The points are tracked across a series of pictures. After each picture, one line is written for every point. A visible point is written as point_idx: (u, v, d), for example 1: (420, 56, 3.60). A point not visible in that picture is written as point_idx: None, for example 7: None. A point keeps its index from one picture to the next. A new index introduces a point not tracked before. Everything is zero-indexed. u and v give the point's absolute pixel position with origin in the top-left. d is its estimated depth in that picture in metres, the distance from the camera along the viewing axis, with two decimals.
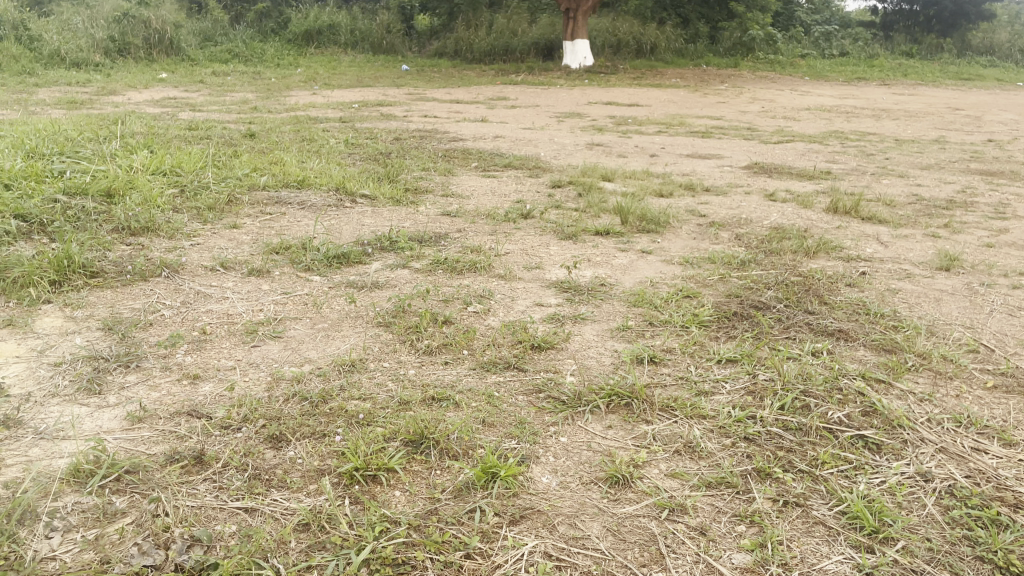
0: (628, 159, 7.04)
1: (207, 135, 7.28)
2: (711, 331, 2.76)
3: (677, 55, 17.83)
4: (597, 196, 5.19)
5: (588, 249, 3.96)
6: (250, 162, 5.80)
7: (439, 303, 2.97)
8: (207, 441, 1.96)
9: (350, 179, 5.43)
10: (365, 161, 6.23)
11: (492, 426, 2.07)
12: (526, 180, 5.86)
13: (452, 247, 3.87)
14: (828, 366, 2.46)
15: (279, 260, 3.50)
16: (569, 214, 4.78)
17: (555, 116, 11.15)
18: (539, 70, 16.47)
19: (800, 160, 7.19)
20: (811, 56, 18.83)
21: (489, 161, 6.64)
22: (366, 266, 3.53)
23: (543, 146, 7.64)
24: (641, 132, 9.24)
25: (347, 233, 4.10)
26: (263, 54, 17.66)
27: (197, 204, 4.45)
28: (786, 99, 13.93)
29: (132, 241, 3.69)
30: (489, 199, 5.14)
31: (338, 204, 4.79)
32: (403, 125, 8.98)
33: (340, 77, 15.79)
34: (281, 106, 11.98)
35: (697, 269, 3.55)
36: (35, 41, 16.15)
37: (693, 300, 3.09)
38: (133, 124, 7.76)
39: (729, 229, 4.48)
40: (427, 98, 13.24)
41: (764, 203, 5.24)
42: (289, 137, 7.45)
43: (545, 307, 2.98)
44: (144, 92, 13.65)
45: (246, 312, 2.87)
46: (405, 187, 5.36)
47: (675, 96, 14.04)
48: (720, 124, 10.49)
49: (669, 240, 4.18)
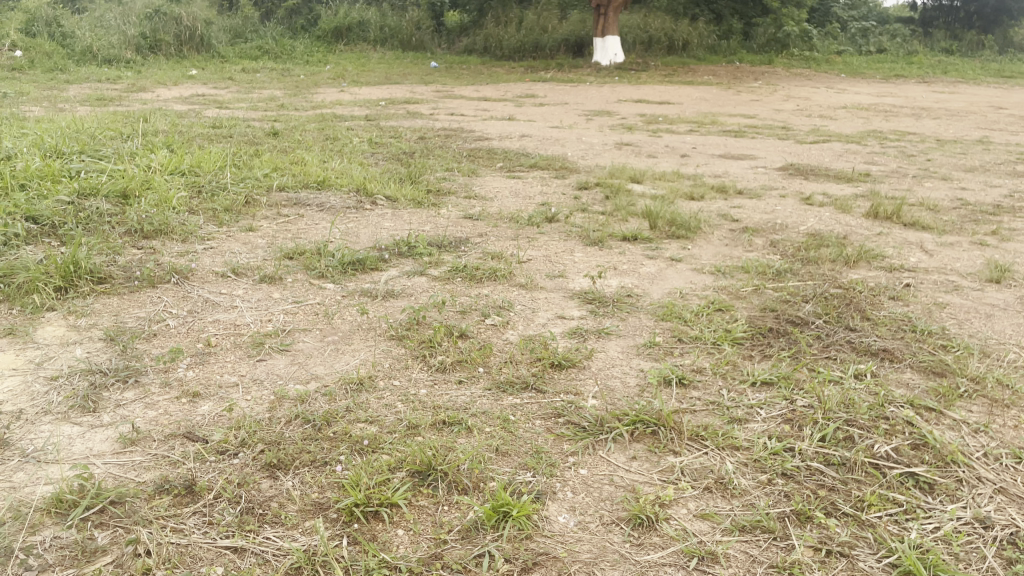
0: (657, 159, 6.85)
1: (231, 133, 7.22)
2: (745, 350, 2.58)
3: (709, 52, 17.52)
4: (624, 199, 5.02)
5: (614, 256, 3.79)
6: (271, 161, 5.70)
7: (456, 315, 2.82)
8: (200, 469, 1.83)
9: (372, 179, 5.31)
10: (388, 161, 6.11)
11: (506, 455, 1.92)
12: (552, 182, 5.70)
13: (472, 253, 3.73)
14: (872, 392, 2.27)
15: (292, 266, 3.37)
16: (595, 218, 4.61)
17: (584, 114, 10.96)
18: (569, 67, 16.28)
19: (837, 160, 6.94)
20: (848, 52, 18.40)
21: (515, 162, 6.49)
22: (382, 273, 3.40)
23: (571, 145, 7.48)
24: (672, 131, 9.03)
25: (365, 238, 3.97)
26: (292, 51, 17.67)
27: (213, 206, 4.36)
28: (821, 97, 13.59)
29: (145, 245, 3.59)
30: (513, 201, 4.99)
31: (358, 207, 4.67)
32: (429, 124, 8.86)
33: (368, 74, 15.73)
34: (308, 104, 11.95)
35: (729, 279, 3.37)
36: (68, 37, 16.29)
37: (725, 314, 2.91)
38: (159, 122, 7.73)
39: (763, 236, 4.29)
40: (454, 96, 13.12)
41: (800, 207, 5.02)
42: (313, 135, 7.36)
43: (567, 321, 2.82)
44: (174, 89, 13.72)
45: (254, 323, 2.75)
46: (428, 189, 5.23)
47: (707, 93, 13.77)
48: (753, 123, 10.23)
49: (699, 247, 4.00)
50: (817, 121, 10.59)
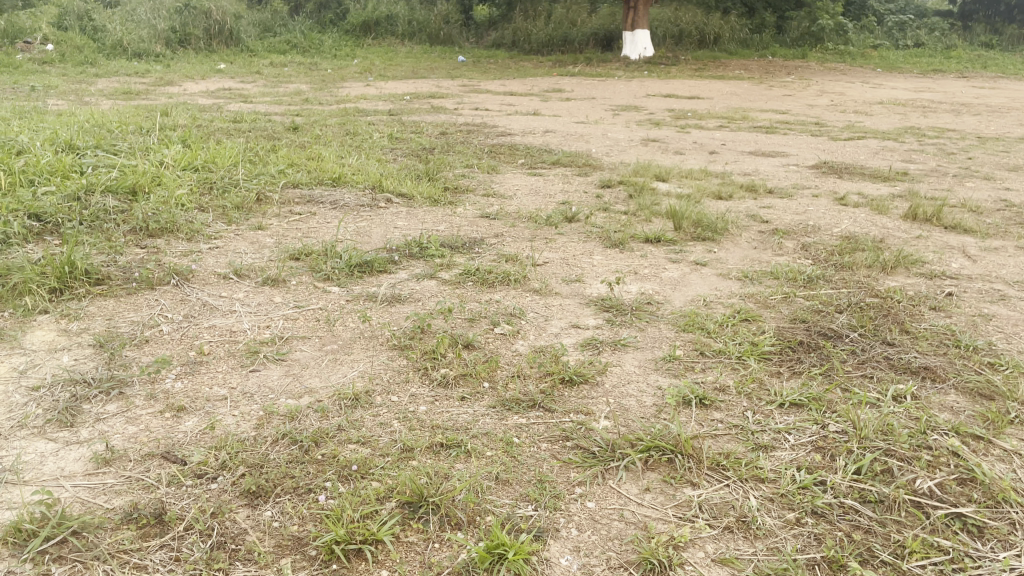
0: (685, 156, 6.63)
1: (250, 128, 7.13)
2: (772, 365, 2.39)
3: (741, 46, 17.17)
4: (649, 198, 4.83)
5: (635, 259, 3.61)
6: (287, 157, 5.59)
7: (464, 323, 2.66)
8: (174, 495, 1.70)
9: (389, 177, 5.18)
10: (407, 157, 5.98)
11: (507, 484, 1.75)
12: (575, 179, 5.52)
13: (487, 256, 3.57)
14: (913, 416, 2.07)
15: (298, 267, 3.24)
16: (618, 218, 4.43)
17: (612, 109, 10.74)
18: (597, 61, 16.04)
19: (873, 158, 6.68)
20: (884, 46, 17.95)
21: (537, 158, 6.31)
22: (391, 275, 3.25)
23: (596, 141, 7.28)
24: (701, 127, 8.79)
25: (376, 239, 3.83)
26: (320, 45, 17.62)
27: (223, 203, 4.24)
28: (857, 93, 13.23)
29: (148, 244, 3.48)
30: (532, 200, 4.83)
31: (372, 205, 4.54)
32: (452, 119, 8.72)
33: (395, 68, 15.64)
34: (333, 98, 11.87)
35: (757, 285, 3.17)
36: (98, 31, 16.37)
37: (752, 325, 2.71)
38: (180, 116, 7.68)
39: (794, 238, 4.08)
40: (480, 90, 12.96)
41: (833, 208, 4.80)
42: (333, 130, 7.25)
43: (581, 331, 2.65)
44: (201, 83, 13.72)
45: (251, 330, 2.61)
46: (445, 186, 5.08)
47: (739, 88, 13.47)
48: (786, 119, 9.95)
49: (726, 250, 3.80)
50: (851, 117, 10.28)
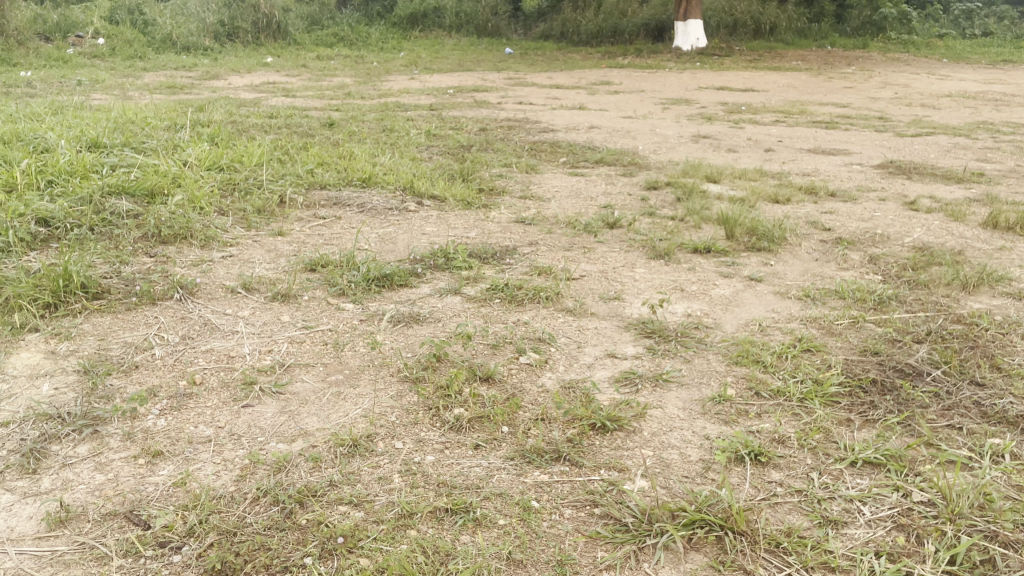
0: (738, 154, 6.25)
1: (286, 124, 6.95)
2: (840, 411, 2.05)
3: (798, 36, 16.53)
4: (698, 202, 4.48)
5: (682, 273, 3.28)
6: (319, 155, 5.38)
7: (486, 350, 2.38)
8: (128, 571, 1.45)
9: (422, 178, 4.93)
10: (442, 155, 5.72)
11: (520, 568, 1.47)
12: (619, 180, 5.19)
13: (518, 268, 3.28)
14: (1015, 485, 1.72)
15: (312, 280, 2.99)
16: (664, 224, 4.10)
17: (661, 103, 10.35)
18: (647, 52, 15.59)
19: (944, 157, 6.20)
20: (950, 35, 17.11)
21: (580, 157, 5.99)
22: (412, 290, 2.98)
23: (643, 138, 6.93)
24: (755, 122, 8.36)
25: (401, 248, 3.58)
26: (367, 37, 17.50)
27: (245, 206, 4.03)
28: (922, 85, 12.57)
29: (158, 253, 3.27)
30: (572, 204, 4.53)
31: (401, 209, 4.29)
32: (493, 114, 8.45)
33: (441, 61, 15.41)
34: (375, 92, 11.69)
35: (819, 307, 2.82)
36: (149, 25, 16.50)
37: (815, 357, 2.37)
38: (216, 112, 7.55)
39: (860, 250, 3.70)
40: (525, 83, 12.66)
41: (902, 214, 4.39)
42: (370, 127, 7.04)
43: (618, 362, 2.34)
44: (246, 77, 13.70)
45: (252, 354, 2.36)
46: (480, 188, 4.81)
47: (795, 80, 12.91)
48: (846, 113, 9.44)
49: (783, 263, 3.45)
50: (916, 111, 9.72)
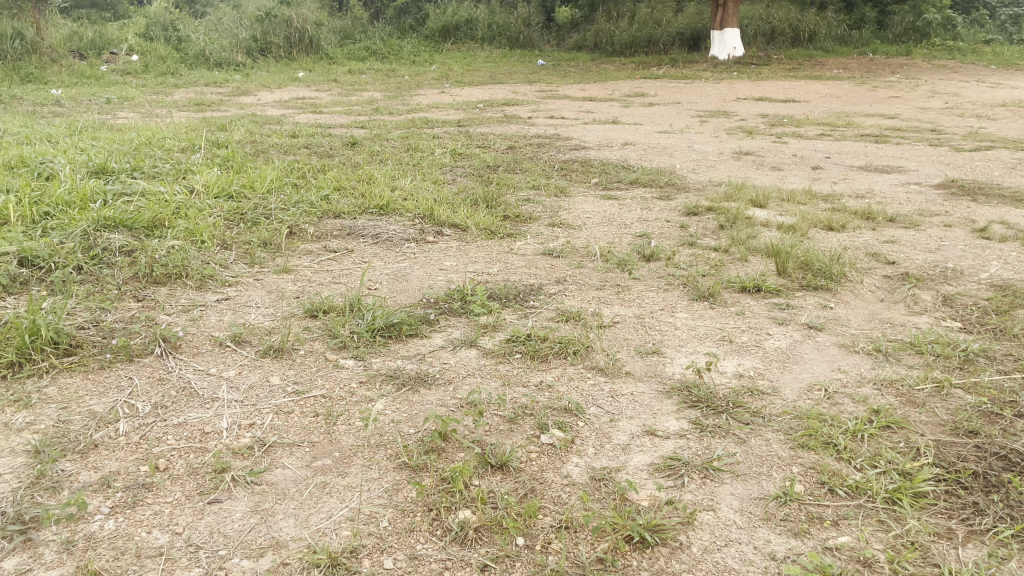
0: (783, 173, 5.82)
1: (307, 144, 6.68)
2: (935, 519, 1.67)
3: (839, 43, 15.99)
4: (744, 229, 4.08)
5: (730, 318, 2.89)
6: (336, 179, 5.08)
7: (502, 425, 2.02)
8: None
9: (443, 204, 4.60)
10: (466, 177, 5.40)
11: None
12: (656, 203, 4.81)
13: (544, 314, 2.92)
14: None
15: (311, 329, 2.66)
16: (706, 256, 3.71)
17: (698, 115, 9.94)
18: (683, 62, 15.16)
19: (1009, 174, 5.72)
20: (998, 41, 16.44)
21: (614, 178, 5.63)
22: (422, 341, 2.64)
23: (681, 155, 6.53)
24: (799, 136, 7.92)
25: (415, 286, 3.24)
26: (398, 51, 17.31)
27: (250, 238, 3.73)
28: (972, 93, 12.00)
29: (147, 296, 2.97)
30: (605, 232, 4.16)
31: (419, 239, 3.95)
32: (523, 130, 8.11)
33: (473, 74, 15.15)
34: (404, 107, 11.44)
35: (893, 365, 2.42)
36: (182, 41, 16.50)
37: (896, 437, 1.98)
38: (237, 132, 7.31)
39: (931, 287, 3.28)
40: (557, 96, 12.33)
41: (973, 242, 3.95)
42: (394, 146, 6.74)
43: (658, 441, 1.96)
44: (276, 93, 13.58)
45: (229, 429, 2.02)
46: (506, 215, 4.47)
47: (838, 89, 12.40)
48: (895, 125, 8.94)
49: (845, 305, 3.04)
50: (970, 122, 9.18)
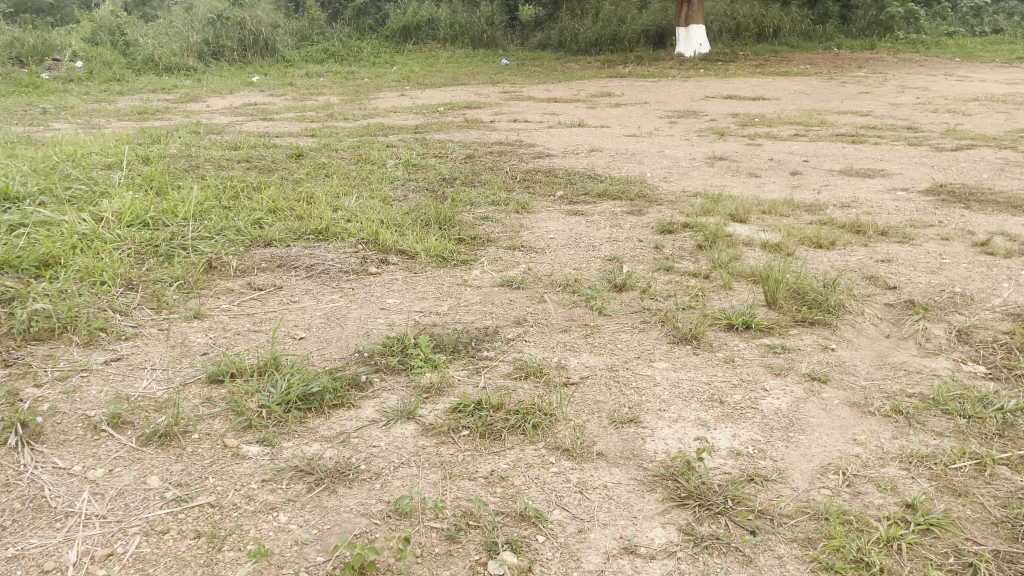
0: (760, 180, 5.43)
1: (248, 157, 6.15)
2: None
3: (805, 38, 15.75)
4: (725, 250, 3.66)
5: (717, 366, 2.46)
6: (272, 199, 4.58)
7: (439, 548, 1.57)
8: None
9: (390, 225, 4.12)
10: (418, 193, 4.92)
11: None
12: (626, 219, 4.38)
13: (498, 367, 2.46)
14: None
15: (212, 404, 2.18)
16: (685, 285, 3.28)
17: (666, 116, 9.55)
18: (649, 60, 14.80)
19: (997, 176, 5.38)
20: (960, 34, 16.32)
21: (580, 190, 5.19)
22: (349, 413, 2.16)
23: (652, 162, 6.12)
24: (773, 137, 7.56)
25: (348, 334, 2.76)
26: (357, 52, 16.74)
27: (161, 277, 3.22)
28: (941, 87, 11.78)
29: (19, 361, 2.47)
30: (571, 258, 3.72)
31: (359, 269, 3.47)
32: (484, 135, 7.66)
33: (434, 75, 14.64)
34: (360, 112, 10.92)
35: (919, 433, 2.00)
36: (130, 46, 15.79)
37: (940, 547, 1.57)
38: (173, 145, 6.76)
39: (941, 318, 2.88)
40: (521, 98, 11.88)
41: (976, 259, 3.57)
42: (343, 157, 6.25)
43: (640, 565, 1.54)
44: (228, 98, 12.97)
45: (78, 568, 1.55)
46: (460, 237, 4.00)
47: (807, 85, 12.10)
48: (870, 123, 8.62)
49: (848, 346, 2.63)
50: (945, 118, 8.89)
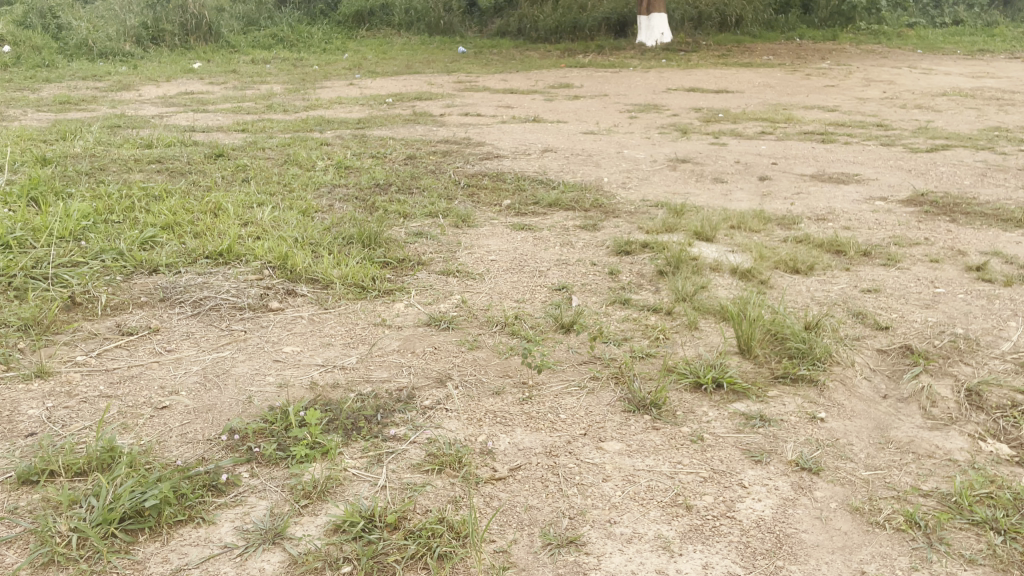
0: (727, 188, 4.97)
1: (159, 158, 5.49)
2: None
3: (767, 28, 15.41)
4: (690, 279, 3.17)
5: (682, 446, 1.97)
6: (172, 212, 3.97)
7: None
8: None
9: (305, 245, 3.55)
10: (346, 203, 4.36)
11: None
12: (579, 235, 3.87)
13: (405, 452, 1.93)
14: None
15: (11, 523, 1.63)
16: (643, 325, 2.79)
17: (626, 110, 9.07)
18: (609, 49, 14.31)
19: (978, 182, 5.00)
20: (920, 26, 16.09)
21: (530, 197, 4.66)
22: (196, 533, 1.63)
23: (609, 164, 5.62)
24: (739, 136, 7.12)
25: (224, 402, 2.21)
26: (307, 37, 15.96)
27: (5, 319, 2.63)
28: (906, 81, 11.49)
29: None
30: (513, 286, 3.20)
31: (256, 305, 2.91)
32: (431, 131, 7.10)
33: (387, 63, 13.97)
34: (304, 103, 10.26)
35: (944, 561, 1.55)
36: (63, 30, 14.83)
37: None
38: (81, 142, 6.07)
39: (945, 371, 2.43)
40: (476, 89, 11.31)
41: (973, 288, 3.14)
42: (271, 157, 5.65)
43: None
44: (164, 87, 12.17)
45: None
46: (385, 259, 3.45)
47: (771, 78, 11.70)
48: (837, 120, 8.24)
49: (842, 414, 2.16)
50: (914, 115, 8.54)
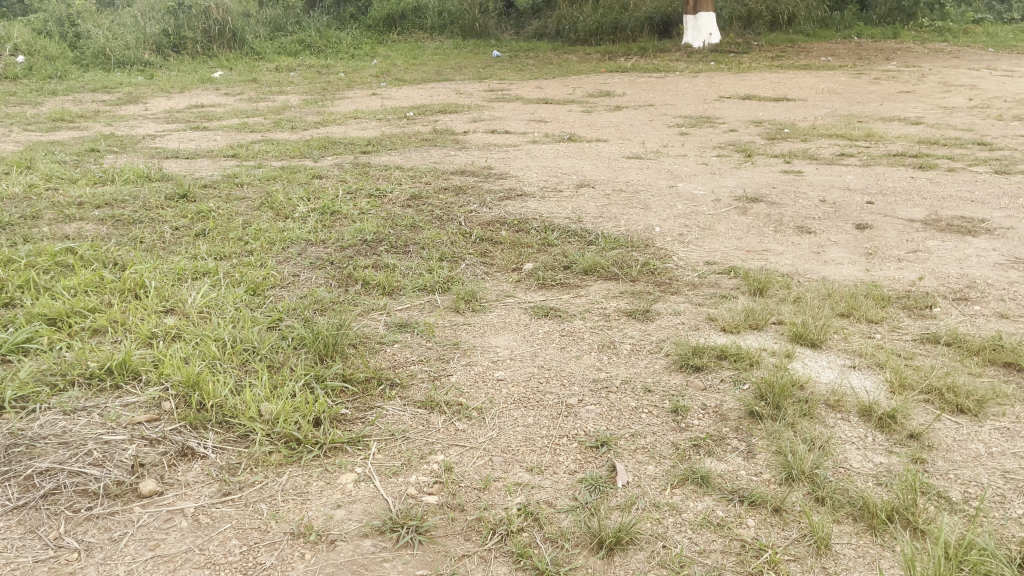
0: (817, 242, 3.81)
1: (109, 200, 4.49)
2: None
3: (823, 26, 14.09)
4: (801, 432, 2.04)
5: None
6: (75, 293, 2.96)
7: None
8: None
9: (234, 353, 2.49)
10: (314, 274, 3.30)
11: None
12: (626, 329, 2.76)
13: None
14: None
15: None
16: (735, 540, 1.68)
17: (675, 125, 7.90)
18: (653, 51, 13.10)
19: None
20: (989, 22, 14.62)
21: (560, 258, 3.56)
22: None
23: (661, 204, 4.50)
24: (814, 159, 5.94)
25: None
26: (334, 42, 15.01)
27: None
28: (989, 85, 10.14)
29: None
30: (524, 438, 2.10)
31: (120, 489, 1.86)
32: (448, 156, 6.04)
33: (415, 70, 12.92)
34: (319, 117, 9.25)
35: None
36: (80, 37, 14.03)
37: None
38: (30, 176, 5.08)
39: None
40: (506, 99, 10.20)
41: None
42: (246, 199, 4.60)
43: None
44: (177, 99, 11.27)
45: None
46: (342, 378, 2.38)
47: (835, 82, 10.41)
48: (924, 135, 7.00)
49: None
50: (1012, 129, 7.27)
